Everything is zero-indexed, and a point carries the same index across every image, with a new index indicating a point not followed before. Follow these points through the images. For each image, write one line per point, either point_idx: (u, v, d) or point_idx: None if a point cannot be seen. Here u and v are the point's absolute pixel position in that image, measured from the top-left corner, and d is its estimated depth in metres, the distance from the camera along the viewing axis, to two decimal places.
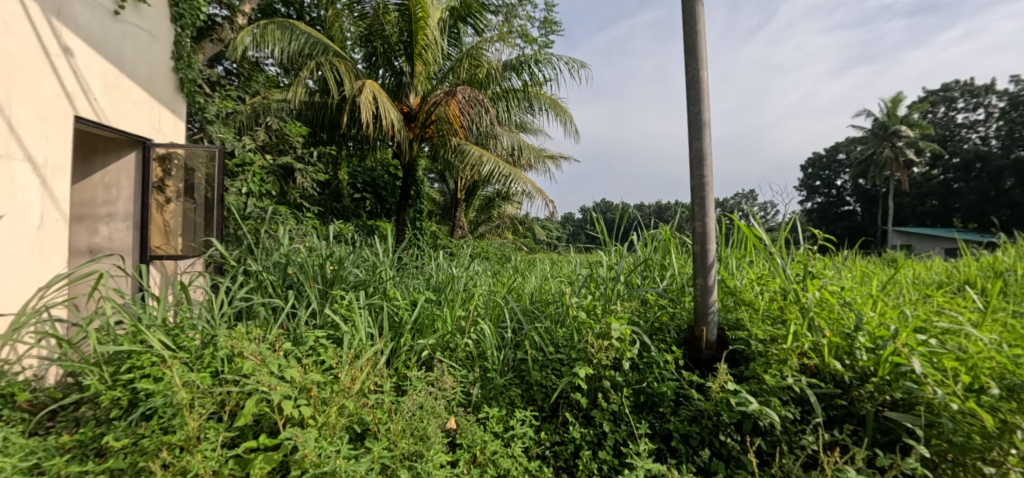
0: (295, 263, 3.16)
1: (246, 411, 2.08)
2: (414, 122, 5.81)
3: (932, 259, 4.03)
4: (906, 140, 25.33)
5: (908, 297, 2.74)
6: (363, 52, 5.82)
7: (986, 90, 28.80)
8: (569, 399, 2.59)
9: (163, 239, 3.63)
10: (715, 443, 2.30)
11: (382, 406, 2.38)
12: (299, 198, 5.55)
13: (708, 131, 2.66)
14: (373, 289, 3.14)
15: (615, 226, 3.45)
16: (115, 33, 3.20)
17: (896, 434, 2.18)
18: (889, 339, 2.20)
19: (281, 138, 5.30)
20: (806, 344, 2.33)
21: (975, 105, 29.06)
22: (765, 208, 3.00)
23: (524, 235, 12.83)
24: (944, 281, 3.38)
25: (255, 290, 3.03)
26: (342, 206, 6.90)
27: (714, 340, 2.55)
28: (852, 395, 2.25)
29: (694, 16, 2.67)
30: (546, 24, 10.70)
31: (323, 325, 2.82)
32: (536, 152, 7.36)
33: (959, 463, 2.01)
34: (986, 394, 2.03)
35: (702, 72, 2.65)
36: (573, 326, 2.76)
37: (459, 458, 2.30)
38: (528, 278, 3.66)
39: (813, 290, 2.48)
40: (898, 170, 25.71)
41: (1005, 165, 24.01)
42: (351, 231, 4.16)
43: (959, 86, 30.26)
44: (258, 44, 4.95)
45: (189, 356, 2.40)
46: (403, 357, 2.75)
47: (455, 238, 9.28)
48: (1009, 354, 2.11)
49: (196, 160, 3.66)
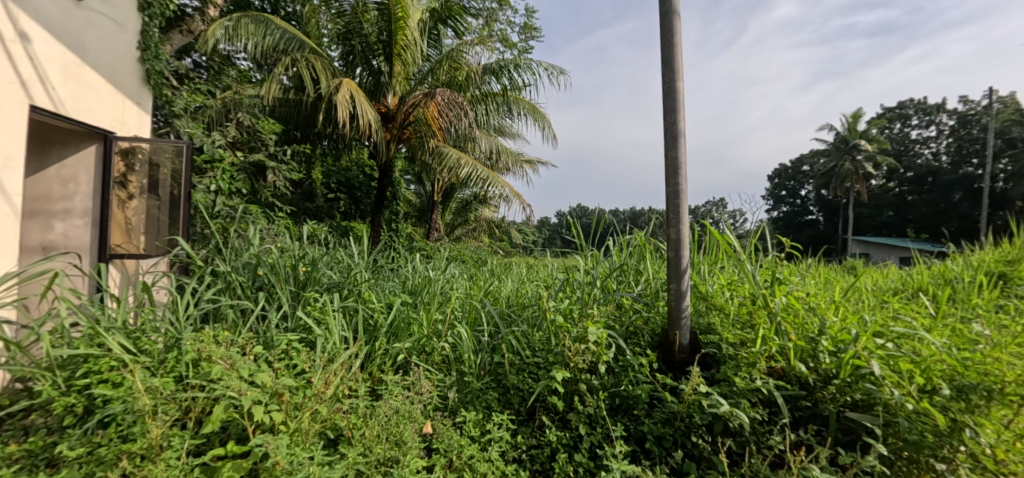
0: (266, 264, 3.07)
1: (214, 417, 2.04)
2: (391, 122, 5.73)
3: (888, 266, 4.22)
4: (866, 154, 26.57)
5: (867, 302, 2.90)
6: (340, 49, 5.71)
7: (938, 109, 30.62)
8: (546, 402, 2.62)
9: (124, 237, 3.42)
10: (687, 445, 2.37)
11: (356, 411, 2.36)
12: (270, 197, 5.18)
13: (682, 140, 2.74)
14: (347, 292, 3.09)
15: (591, 231, 3.49)
16: (77, 19, 3.04)
17: (857, 433, 2.29)
18: (850, 343, 2.34)
19: (252, 135, 5.05)
20: (773, 348, 2.46)
21: (928, 122, 30.95)
22: (734, 216, 3.19)
23: (499, 238, 12.82)
24: (899, 287, 3.53)
25: (222, 291, 2.94)
26: (315, 206, 6.64)
27: (686, 344, 2.65)
28: (816, 396, 2.37)
29: (672, 29, 2.75)
30: (526, 30, 10.76)
31: (296, 328, 2.77)
32: (515, 156, 7.33)
33: (914, 460, 2.15)
34: (938, 394, 2.17)
35: (678, 83, 2.74)
36: (550, 330, 2.81)
37: (435, 462, 2.28)
38: (504, 281, 3.67)
39: (780, 295, 2.60)
40: (858, 182, 26.61)
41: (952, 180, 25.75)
42: (324, 231, 4.05)
43: (914, 104, 32.05)
44: (229, 38, 4.78)
45: (151, 360, 2.32)
46: (377, 361, 2.73)
47: (431, 241, 9.17)
48: (958, 357, 2.25)
49: (162, 155, 3.53)
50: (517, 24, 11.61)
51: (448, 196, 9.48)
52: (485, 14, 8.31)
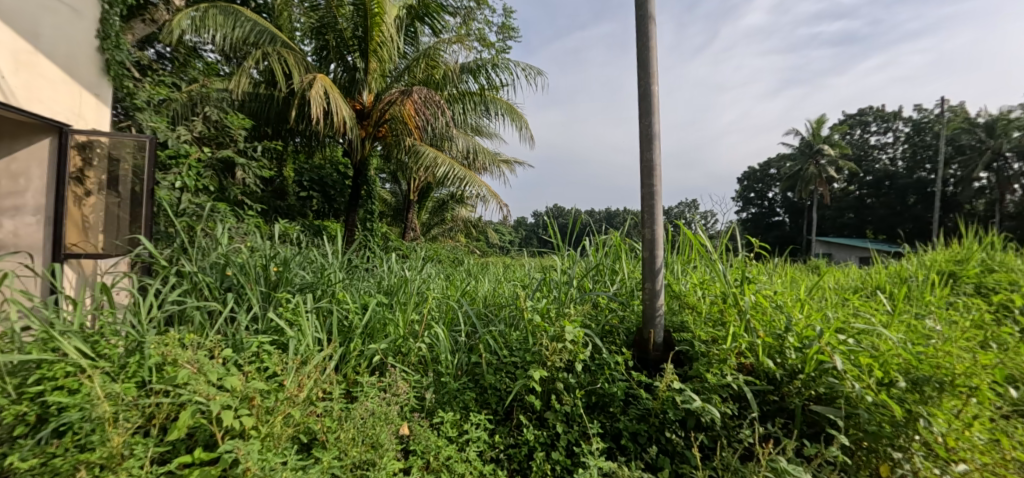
0: (235, 264, 2.96)
1: (181, 423, 1.95)
2: (366, 120, 5.62)
3: (849, 265, 4.42)
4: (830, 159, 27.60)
5: (830, 300, 3.03)
6: (314, 44, 5.59)
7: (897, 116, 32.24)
8: (523, 402, 2.63)
9: (81, 236, 3.25)
10: (661, 440, 2.43)
11: (331, 415, 2.32)
12: (239, 195, 4.98)
13: (657, 143, 2.80)
14: (321, 292, 3.02)
15: (568, 232, 3.52)
16: (29, 4, 2.86)
17: (820, 425, 2.39)
18: (815, 339, 2.44)
19: (221, 130, 4.82)
20: (743, 345, 2.54)
21: (887, 129, 32.63)
22: (705, 217, 3.28)
23: (476, 238, 12.80)
24: (859, 286, 3.70)
25: (188, 293, 2.83)
26: (287, 204, 6.46)
27: (660, 342, 2.71)
28: (783, 391, 2.47)
29: (647, 33, 2.81)
30: (504, 30, 10.76)
31: (266, 330, 2.70)
32: (491, 156, 7.31)
33: (872, 450, 2.27)
34: (895, 386, 2.29)
35: (653, 87, 2.80)
36: (527, 329, 2.82)
37: (412, 464, 2.25)
38: (481, 281, 3.66)
39: (749, 294, 2.69)
40: (820, 185, 27.64)
41: (907, 184, 27.13)
42: (296, 230, 3.95)
43: (873, 112, 33.66)
44: (196, 30, 4.58)
45: (111, 365, 2.21)
46: (352, 362, 2.69)
47: (406, 241, 9.04)
48: (913, 351, 2.38)
49: (122, 150, 3.35)
50: (495, 24, 11.61)
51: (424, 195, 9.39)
52: (462, 12, 8.28)
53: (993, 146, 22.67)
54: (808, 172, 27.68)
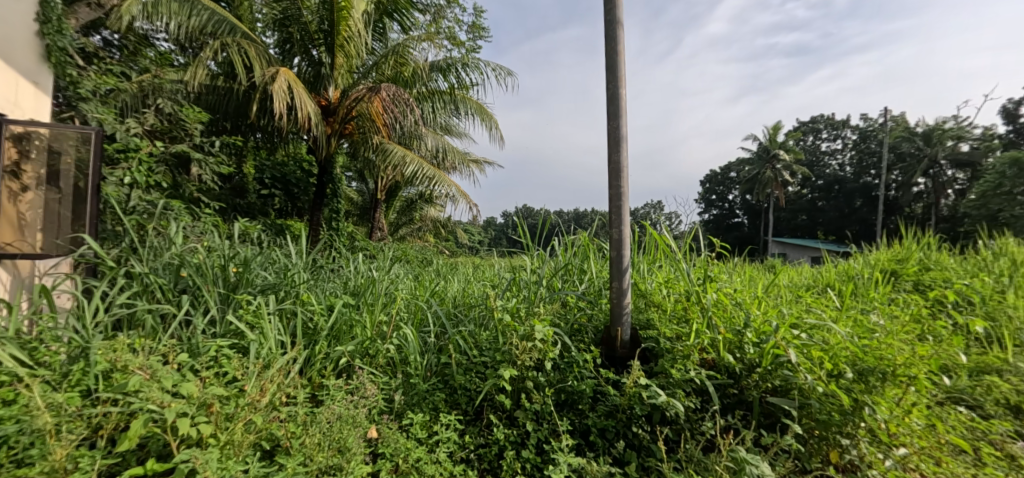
0: (190, 264, 2.82)
1: (132, 433, 1.83)
2: (333, 117, 5.45)
3: (802, 265, 4.67)
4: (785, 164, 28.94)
5: (785, 297, 3.20)
6: (277, 36, 5.46)
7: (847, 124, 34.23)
8: (493, 401, 2.64)
9: (16, 235, 3.02)
10: (628, 435, 2.48)
11: (295, 419, 2.24)
12: (195, 192, 4.76)
13: (624, 146, 2.87)
14: (284, 293, 2.92)
15: (537, 232, 3.55)
16: None
17: (776, 416, 2.51)
18: (771, 334, 2.55)
19: (175, 124, 4.55)
20: (705, 341, 2.64)
21: (835, 136, 34.65)
22: (670, 218, 3.38)
23: (445, 238, 12.69)
24: (812, 284, 3.92)
25: (138, 295, 2.67)
26: (247, 203, 6.20)
27: (627, 340, 2.77)
28: (742, 384, 2.58)
29: (615, 38, 2.87)
30: (474, 29, 10.70)
31: (225, 333, 2.58)
32: (461, 155, 7.26)
33: (823, 437, 2.40)
34: (842, 377, 2.42)
35: (621, 90, 2.86)
36: (497, 329, 2.82)
37: (381, 468, 2.21)
38: (450, 281, 3.64)
39: (711, 292, 2.80)
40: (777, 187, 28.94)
41: (856, 188, 29.18)
42: (258, 229, 3.80)
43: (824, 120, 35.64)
44: (148, 16, 4.34)
45: (52, 374, 2.06)
46: (318, 365, 2.61)
47: (375, 241, 8.86)
48: (859, 344, 2.53)
49: (64, 142, 3.15)
50: (465, 22, 11.55)
51: (392, 194, 9.24)
52: (432, 10, 8.19)
53: (930, 154, 24.49)
54: (766, 177, 28.99)
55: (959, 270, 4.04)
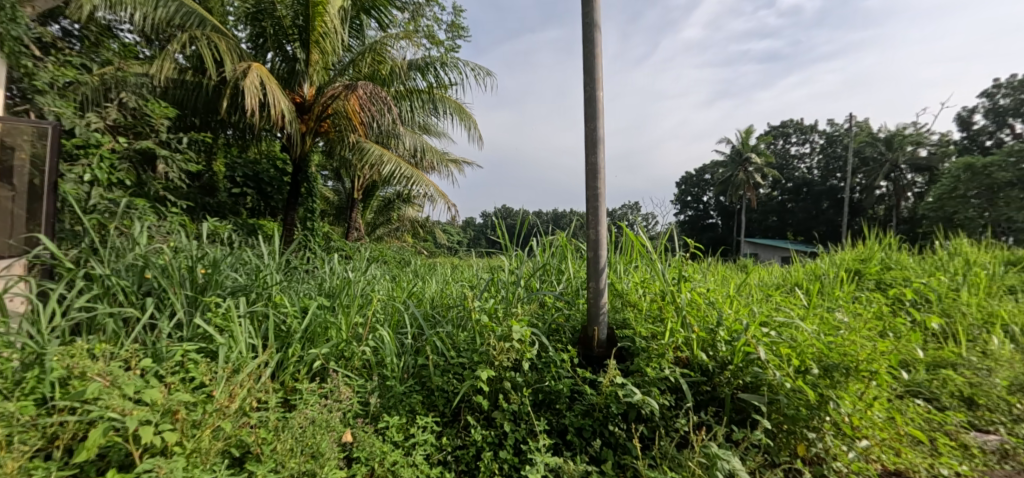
0: (156, 265, 2.70)
1: (89, 443, 1.73)
2: (307, 114, 5.32)
3: (772, 265, 4.81)
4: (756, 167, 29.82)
5: (755, 296, 3.29)
6: (249, 30, 5.34)
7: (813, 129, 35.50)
8: (470, 403, 2.61)
9: None
10: (605, 433, 2.49)
11: (265, 425, 2.18)
12: (161, 190, 4.58)
13: (601, 147, 2.89)
14: (255, 295, 2.83)
15: (516, 232, 3.55)
16: None
17: (746, 412, 2.57)
18: (742, 332, 2.65)
19: (139, 119, 4.36)
20: (679, 339, 2.69)
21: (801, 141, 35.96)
22: (646, 219, 3.43)
23: (423, 239, 12.56)
24: (781, 283, 4.05)
25: (98, 298, 2.54)
26: (217, 202, 5.98)
27: (604, 339, 2.80)
28: (714, 381, 2.63)
29: (593, 40, 2.89)
30: (455, 28, 10.64)
31: (192, 337, 2.48)
32: (440, 155, 7.21)
33: (791, 431, 2.47)
34: (809, 373, 2.49)
35: (599, 92, 2.89)
36: (475, 330, 2.80)
37: (356, 472, 2.17)
38: (428, 282, 3.60)
39: (685, 292, 2.87)
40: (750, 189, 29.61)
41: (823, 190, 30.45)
42: (228, 229, 3.68)
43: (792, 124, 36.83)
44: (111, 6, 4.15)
45: (2, 382, 1.94)
46: (290, 369, 2.54)
47: (351, 241, 8.70)
48: (825, 341, 2.60)
49: (17, 137, 2.96)
50: (445, 22, 11.48)
51: (369, 193, 9.10)
52: (410, 8, 8.10)
53: (890, 160, 25.57)
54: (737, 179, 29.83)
55: (917, 270, 4.24)
